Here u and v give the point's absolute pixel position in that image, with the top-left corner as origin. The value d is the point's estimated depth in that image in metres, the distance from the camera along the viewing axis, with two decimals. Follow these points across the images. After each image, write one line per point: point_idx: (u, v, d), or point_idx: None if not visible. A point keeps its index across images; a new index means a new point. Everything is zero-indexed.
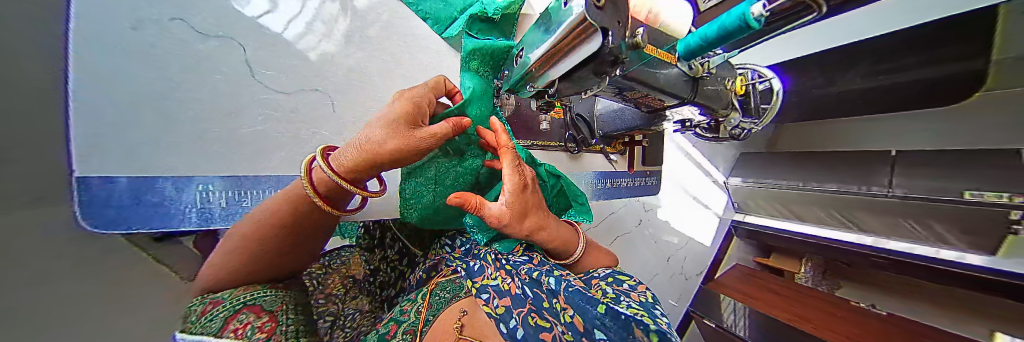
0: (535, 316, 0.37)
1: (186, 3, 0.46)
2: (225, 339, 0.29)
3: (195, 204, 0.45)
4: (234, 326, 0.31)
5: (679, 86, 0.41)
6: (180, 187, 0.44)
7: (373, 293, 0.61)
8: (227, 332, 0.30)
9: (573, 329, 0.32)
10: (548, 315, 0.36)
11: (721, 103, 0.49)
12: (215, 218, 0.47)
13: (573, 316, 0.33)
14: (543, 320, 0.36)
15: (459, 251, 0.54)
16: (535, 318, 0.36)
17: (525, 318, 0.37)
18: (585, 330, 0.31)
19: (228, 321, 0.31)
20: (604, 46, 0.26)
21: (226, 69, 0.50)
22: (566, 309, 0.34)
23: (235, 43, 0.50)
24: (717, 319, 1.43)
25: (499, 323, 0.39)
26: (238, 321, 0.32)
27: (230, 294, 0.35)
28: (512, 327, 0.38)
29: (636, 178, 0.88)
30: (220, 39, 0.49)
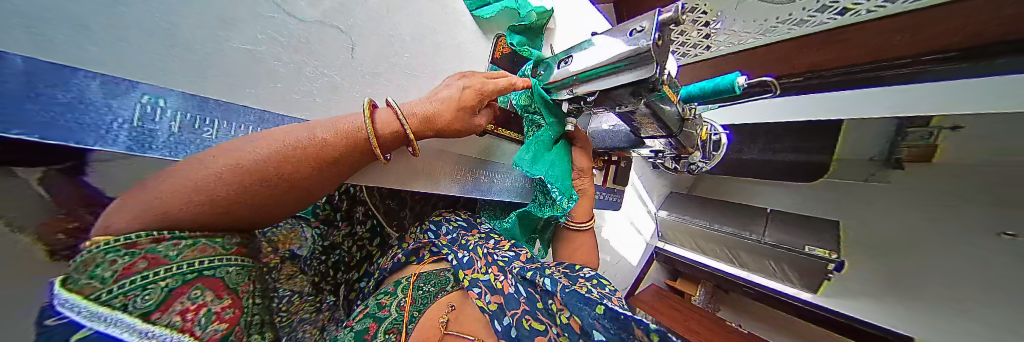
0: (530, 318, 0.36)
1: None
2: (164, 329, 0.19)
3: (127, 118, 0.28)
4: (180, 310, 0.21)
5: (675, 122, 0.49)
6: (109, 89, 0.27)
7: (323, 274, 0.53)
8: (169, 317, 0.20)
9: (571, 331, 0.32)
10: (543, 317, 0.36)
11: (691, 143, 0.60)
12: (156, 146, 0.29)
13: (570, 318, 0.33)
14: (537, 322, 0.36)
15: (447, 239, 0.51)
16: (530, 321, 0.36)
17: (520, 320, 0.36)
18: (582, 330, 0.31)
19: (170, 299, 0.20)
20: (654, 77, 0.32)
21: None
22: (562, 310, 0.34)
23: None
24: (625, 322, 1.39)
25: (493, 321, 0.39)
26: (185, 301, 0.21)
27: (190, 248, 0.23)
28: (506, 325, 0.37)
29: (605, 193, 0.98)
30: None
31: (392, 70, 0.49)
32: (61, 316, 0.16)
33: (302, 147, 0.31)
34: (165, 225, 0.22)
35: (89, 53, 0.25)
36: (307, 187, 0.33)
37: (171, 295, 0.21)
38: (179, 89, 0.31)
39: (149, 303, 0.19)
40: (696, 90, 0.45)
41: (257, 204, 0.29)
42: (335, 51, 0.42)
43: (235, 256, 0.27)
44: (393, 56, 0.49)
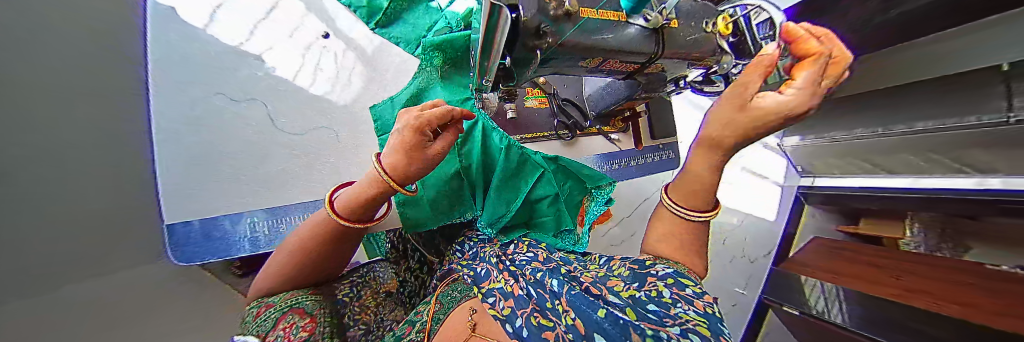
0: (540, 316, 0.40)
1: (228, 85, 0.81)
2: (274, 336, 0.36)
3: (246, 234, 0.77)
4: (281, 326, 0.37)
5: (641, 43, 0.37)
6: (235, 221, 0.77)
7: (406, 302, 0.70)
8: (277, 331, 0.36)
9: (574, 330, 0.35)
10: (552, 316, 0.40)
11: (705, 50, 0.45)
12: (260, 243, 0.78)
13: (575, 319, 0.37)
14: (546, 319, 0.39)
15: (468, 257, 0.63)
16: (539, 318, 0.40)
17: (529, 317, 0.41)
18: (585, 332, 0.34)
19: (276, 325, 0.38)
20: (518, 22, 0.26)
21: (254, 123, 0.83)
22: (567, 312, 0.39)
23: (258, 102, 0.84)
24: (806, 307, 1.49)
25: (506, 324, 0.43)
26: (286, 322, 0.38)
27: (280, 299, 0.43)
28: (518, 326, 0.41)
29: (647, 154, 0.87)
30: (248, 101, 0.83)
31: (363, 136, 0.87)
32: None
33: (310, 226, 0.47)
34: (271, 287, 0.46)
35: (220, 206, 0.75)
36: (331, 243, 0.49)
37: (274, 325, 0.38)
38: (257, 207, 0.80)
39: (265, 327, 0.37)
40: None
41: (300, 267, 0.47)
42: (333, 149, 0.91)
43: (304, 297, 0.45)
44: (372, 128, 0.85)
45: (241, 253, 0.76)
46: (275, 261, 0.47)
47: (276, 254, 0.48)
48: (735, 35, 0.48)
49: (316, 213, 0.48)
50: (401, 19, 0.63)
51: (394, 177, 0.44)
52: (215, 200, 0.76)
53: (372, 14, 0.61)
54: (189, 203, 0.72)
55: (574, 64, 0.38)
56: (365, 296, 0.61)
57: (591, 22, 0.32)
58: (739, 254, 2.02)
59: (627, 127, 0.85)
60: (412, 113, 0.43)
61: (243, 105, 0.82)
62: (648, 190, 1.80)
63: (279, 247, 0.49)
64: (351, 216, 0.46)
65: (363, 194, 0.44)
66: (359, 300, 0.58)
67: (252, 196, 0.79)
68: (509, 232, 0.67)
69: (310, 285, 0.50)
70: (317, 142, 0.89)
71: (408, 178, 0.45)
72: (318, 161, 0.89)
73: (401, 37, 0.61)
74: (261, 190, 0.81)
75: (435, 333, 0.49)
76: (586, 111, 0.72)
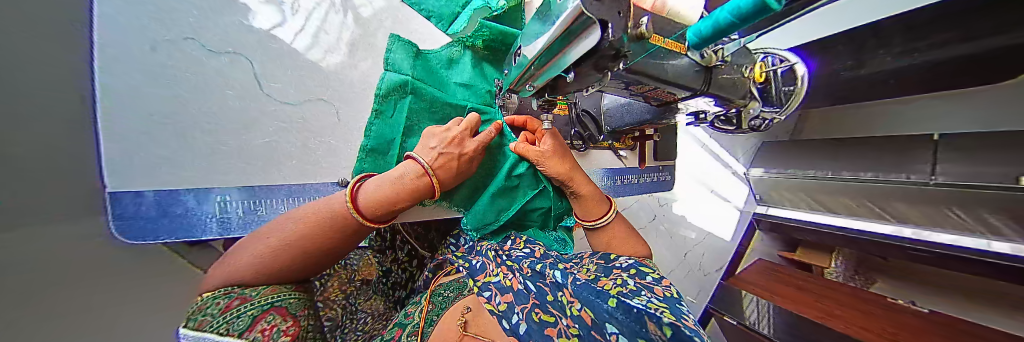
0: (540, 311, 0.42)
1: (200, 30, 0.61)
2: (253, 339, 0.33)
3: (215, 213, 0.62)
4: (260, 328, 0.35)
5: (691, 78, 0.36)
6: (201, 199, 0.61)
7: (386, 293, 0.67)
8: (254, 333, 0.34)
9: (583, 323, 0.36)
10: (553, 309, 0.42)
11: (738, 94, 0.45)
12: (233, 227, 0.63)
13: (581, 310, 0.37)
14: (547, 314, 0.42)
15: (465, 250, 0.62)
16: (539, 313, 0.42)
17: (530, 313, 0.43)
18: (593, 323, 0.34)
19: (253, 324, 0.35)
20: (603, 43, 0.23)
21: (236, 84, 0.65)
22: (573, 303, 0.38)
23: (242, 57, 0.65)
24: (740, 317, 1.71)
25: (503, 319, 0.46)
26: (265, 323, 0.36)
27: (257, 293, 0.39)
28: (515, 322, 0.44)
29: (647, 174, 0.89)
30: (229, 55, 0.64)
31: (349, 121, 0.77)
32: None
33: (305, 217, 0.42)
34: (243, 280, 0.39)
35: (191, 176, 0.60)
36: (334, 250, 0.46)
37: (251, 322, 0.35)
38: (235, 184, 0.64)
39: (239, 327, 0.34)
40: (710, 27, 0.24)
41: (290, 265, 0.42)
42: (325, 122, 0.75)
43: (286, 294, 0.41)
44: (364, 109, 0.79)
45: (204, 237, 0.60)
46: (251, 255, 0.40)
47: (252, 245, 0.41)
48: (763, 83, 0.48)
49: (313, 204, 0.44)
50: None
51: (434, 170, 0.45)
52: (192, 172, 0.61)
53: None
54: (136, 172, 0.54)
55: (622, 86, 0.37)
56: (330, 289, 0.56)
57: (657, 51, 0.29)
58: (698, 268, 2.11)
59: (634, 146, 0.86)
60: (457, 125, 0.48)
61: (222, 58, 0.63)
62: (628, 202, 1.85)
63: (260, 233, 0.43)
64: (369, 214, 0.44)
65: (391, 186, 0.43)
66: (323, 296, 0.53)
67: (241, 174, 0.65)
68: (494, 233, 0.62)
69: (295, 281, 0.45)
70: (309, 112, 0.73)
71: (443, 176, 0.47)
72: (312, 139, 0.73)
73: (435, 11, 0.53)
74: (248, 160, 0.66)
75: (428, 334, 0.47)
76: (601, 125, 0.70)
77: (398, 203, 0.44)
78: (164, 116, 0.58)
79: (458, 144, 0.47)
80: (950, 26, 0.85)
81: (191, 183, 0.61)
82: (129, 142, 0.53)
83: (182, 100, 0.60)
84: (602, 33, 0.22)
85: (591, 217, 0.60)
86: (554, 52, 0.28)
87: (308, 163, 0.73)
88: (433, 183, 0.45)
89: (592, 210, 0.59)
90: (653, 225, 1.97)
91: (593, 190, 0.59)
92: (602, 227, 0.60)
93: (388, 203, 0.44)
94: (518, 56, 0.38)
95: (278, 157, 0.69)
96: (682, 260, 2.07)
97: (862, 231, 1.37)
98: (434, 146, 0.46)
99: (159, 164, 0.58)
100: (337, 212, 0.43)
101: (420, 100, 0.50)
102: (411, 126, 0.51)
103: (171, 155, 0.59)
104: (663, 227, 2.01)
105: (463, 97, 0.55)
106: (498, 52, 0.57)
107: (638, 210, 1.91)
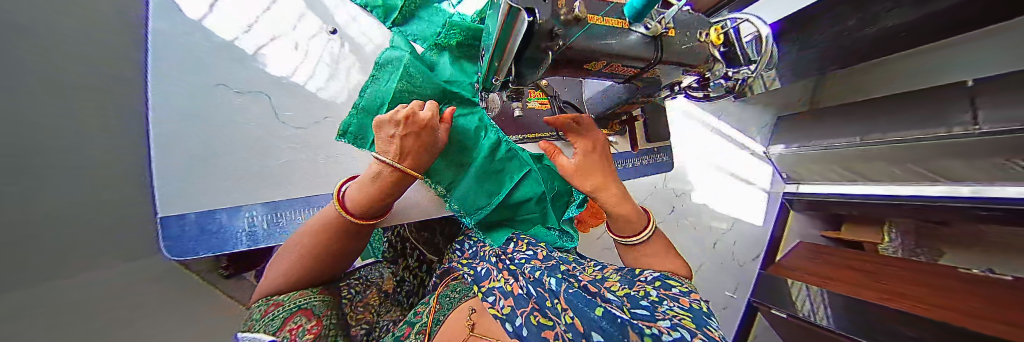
0: (539, 315, 0.39)
1: (228, 77, 0.72)
2: (283, 336, 0.36)
3: (244, 228, 0.69)
4: (290, 328, 0.38)
5: (641, 49, 0.39)
6: (232, 216, 0.68)
7: (403, 303, 0.69)
8: (284, 332, 0.37)
9: (573, 329, 0.33)
10: (550, 314, 0.38)
11: (697, 58, 0.47)
12: (260, 237, 0.70)
13: (574, 318, 0.35)
14: (546, 318, 0.38)
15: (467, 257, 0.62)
16: (538, 317, 0.39)
17: (529, 316, 0.40)
18: (584, 330, 0.32)
19: (283, 326, 0.38)
20: (533, 25, 0.28)
21: (257, 118, 0.75)
22: (566, 310, 0.38)
23: (263, 94, 0.76)
24: (788, 309, 1.54)
25: (506, 323, 0.42)
26: (293, 323, 0.39)
27: (288, 298, 0.43)
28: (518, 325, 0.40)
29: (643, 156, 0.90)
30: (253, 94, 0.75)
31: (341, 144, 0.82)
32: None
33: (317, 223, 0.46)
34: (268, 288, 0.45)
35: (222, 197, 0.68)
36: (338, 252, 0.49)
37: (279, 326, 0.38)
38: (261, 200, 0.72)
39: (267, 327, 0.37)
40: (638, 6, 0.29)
41: (307, 271, 0.46)
42: (332, 144, 0.82)
43: (310, 297, 0.45)
44: None
45: (236, 248, 0.67)
46: (280, 266, 0.46)
47: (285, 256, 0.47)
48: (726, 46, 0.50)
49: (319, 212, 0.49)
50: (418, 17, 0.61)
51: (402, 156, 0.42)
52: (218, 194, 0.68)
53: (391, 15, 0.60)
54: (187, 199, 0.66)
55: (576, 68, 0.39)
56: (369, 297, 0.62)
57: (597, 28, 0.34)
58: (729, 258, 1.98)
59: (624, 131, 0.88)
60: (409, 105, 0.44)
61: (246, 98, 0.74)
62: (640, 195, 1.85)
63: (288, 242, 0.49)
64: (356, 212, 0.44)
65: (365, 184, 0.43)
66: (362, 302, 0.60)
67: (260, 196, 0.72)
68: (490, 232, 0.66)
69: (317, 284, 0.50)
70: (320, 134, 0.82)
71: (415, 158, 0.44)
72: (320, 155, 0.81)
73: (420, 33, 0.59)
74: (260, 187, 0.72)
75: (435, 333, 0.49)
76: (586, 113, 0.72)
77: (382, 195, 0.44)
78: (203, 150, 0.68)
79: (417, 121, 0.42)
80: None
81: (223, 203, 0.68)
82: (171, 174, 0.64)
83: (215, 137, 0.70)
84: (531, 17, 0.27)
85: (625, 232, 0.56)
86: (503, 52, 0.31)
87: (321, 179, 0.79)
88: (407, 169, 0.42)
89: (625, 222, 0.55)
90: (671, 218, 1.92)
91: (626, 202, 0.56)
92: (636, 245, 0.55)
93: (370, 199, 0.43)
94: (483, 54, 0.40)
95: (288, 179, 0.76)
96: (711, 252, 1.96)
97: (900, 197, 1.24)
98: (394, 134, 0.41)
99: (196, 190, 0.67)
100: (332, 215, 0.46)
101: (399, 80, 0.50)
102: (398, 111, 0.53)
103: (203, 179, 0.67)
104: (683, 219, 1.95)
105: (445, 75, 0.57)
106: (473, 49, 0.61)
107: (653, 204, 1.90)
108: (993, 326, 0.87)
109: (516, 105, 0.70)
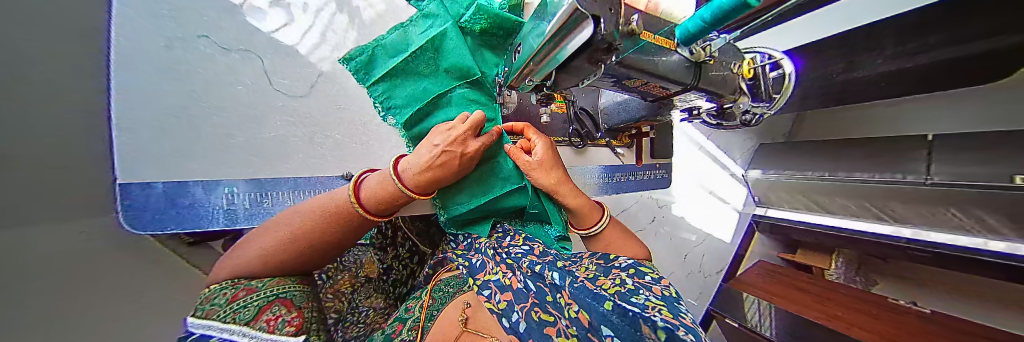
0: (540, 311, 0.40)
1: (214, 27, 0.62)
2: (260, 328, 0.33)
3: (221, 205, 0.60)
4: (265, 317, 0.35)
5: (681, 72, 0.38)
6: (209, 190, 0.59)
7: (387, 289, 0.66)
8: (260, 322, 0.34)
9: (579, 325, 0.34)
10: (552, 309, 0.40)
11: (727, 89, 0.47)
12: (239, 218, 0.62)
13: (579, 311, 0.36)
14: (546, 314, 0.40)
15: (464, 248, 0.60)
16: (539, 313, 0.40)
17: (529, 312, 0.41)
18: (591, 325, 0.33)
19: (259, 313, 0.35)
20: (597, 36, 0.25)
21: (247, 81, 0.66)
22: (571, 305, 0.38)
23: (253, 55, 0.67)
24: (741, 320, 1.66)
25: (503, 318, 0.44)
26: (270, 313, 0.36)
27: (263, 284, 0.40)
28: (514, 320, 0.42)
29: (645, 171, 0.91)
30: (241, 53, 0.65)
31: (342, 120, 0.78)
32: (201, 333, 0.31)
33: (313, 213, 0.43)
34: (240, 271, 0.40)
35: (194, 167, 0.59)
36: (333, 244, 0.46)
37: (255, 313, 0.35)
38: (241, 178, 0.63)
39: (242, 316, 0.34)
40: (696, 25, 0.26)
41: (295, 257, 0.43)
42: (337, 122, 0.77)
43: (288, 285, 0.42)
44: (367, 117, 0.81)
45: (211, 227, 0.59)
46: (258, 250, 0.41)
47: (264, 237, 0.42)
48: (752, 79, 0.49)
49: (319, 197, 0.46)
50: None
51: (433, 166, 0.46)
52: (195, 164, 0.59)
53: None
54: (148, 163, 0.54)
55: (611, 80, 0.38)
56: (341, 282, 0.61)
57: (646, 46, 0.30)
58: (698, 270, 2.11)
59: (631, 144, 0.88)
60: (460, 124, 0.48)
61: (235, 57, 0.64)
62: (628, 203, 1.88)
63: (271, 221, 0.44)
64: (372, 209, 0.45)
65: (388, 186, 0.45)
66: (332, 288, 0.59)
67: (249, 168, 0.65)
68: (466, 226, 0.65)
69: (300, 273, 0.46)
70: (317, 108, 0.75)
71: (439, 172, 0.47)
72: (318, 133, 0.74)
73: (436, 12, 0.51)
74: (254, 162, 0.65)
75: (428, 329, 0.46)
76: (598, 122, 0.73)
77: (401, 195, 0.46)
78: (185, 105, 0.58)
79: (460, 143, 0.47)
80: (945, 26, 0.87)
81: (202, 174, 0.59)
82: (136, 128, 0.53)
83: (198, 93, 0.60)
84: (594, 27, 0.24)
85: (586, 224, 0.61)
86: (544, 57, 0.31)
87: (309, 158, 0.72)
88: (431, 181, 0.47)
89: (587, 217, 0.60)
90: (652, 226, 1.98)
91: (585, 201, 0.61)
92: (596, 235, 0.61)
93: (388, 199, 0.46)
94: (517, 51, 0.39)
95: (284, 152, 0.69)
96: (683, 262, 2.07)
97: (863, 232, 1.36)
98: (436, 145, 0.46)
99: (172, 156, 0.57)
100: (344, 207, 0.44)
101: (428, 79, 0.52)
102: (424, 91, 0.51)
103: (177, 146, 0.57)
104: (662, 228, 2.02)
105: (468, 57, 0.52)
106: (495, 39, 0.57)
107: (639, 211, 1.94)
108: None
109: (545, 112, 0.65)
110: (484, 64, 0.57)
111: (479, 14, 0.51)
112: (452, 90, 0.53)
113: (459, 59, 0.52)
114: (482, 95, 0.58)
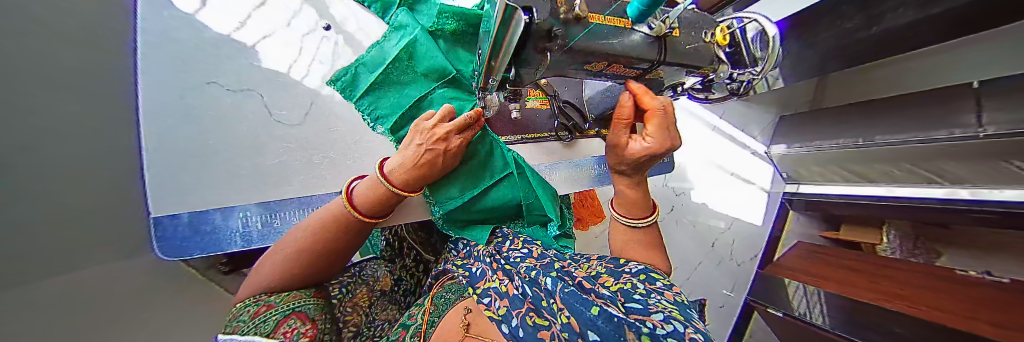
0: (535, 315, 0.37)
1: (211, 72, 0.70)
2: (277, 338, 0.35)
3: (238, 228, 0.67)
4: (284, 329, 0.37)
5: (644, 50, 0.38)
6: (227, 216, 0.67)
7: (398, 301, 0.69)
8: (279, 333, 0.36)
9: (569, 328, 0.31)
10: (547, 314, 0.36)
11: (703, 59, 0.47)
12: (254, 238, 0.68)
13: (569, 317, 0.33)
14: (541, 318, 0.36)
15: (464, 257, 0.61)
16: (534, 317, 0.37)
17: (525, 317, 0.38)
18: (579, 330, 0.30)
19: (277, 326, 0.37)
20: (531, 25, 0.29)
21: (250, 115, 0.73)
22: (563, 310, 0.35)
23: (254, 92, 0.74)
24: (786, 308, 1.55)
25: (501, 323, 0.40)
26: (287, 325, 0.38)
27: (280, 300, 0.42)
28: (513, 326, 0.38)
29: None
30: (244, 92, 0.73)
31: (334, 145, 0.82)
32: None
33: (313, 223, 0.47)
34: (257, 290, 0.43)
35: (213, 194, 0.67)
36: (335, 251, 0.49)
37: (275, 324, 0.37)
38: (253, 200, 0.70)
39: (264, 328, 0.36)
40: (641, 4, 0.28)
41: (311, 267, 0.47)
42: (335, 148, 0.81)
43: (304, 299, 0.45)
44: (364, 141, 0.85)
45: (230, 249, 0.66)
46: (273, 267, 0.45)
47: (277, 254, 0.46)
48: (731, 46, 0.49)
49: (319, 212, 0.49)
50: (413, 8, 0.59)
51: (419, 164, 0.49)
52: (211, 193, 0.67)
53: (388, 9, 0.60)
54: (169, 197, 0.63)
55: (577, 68, 0.40)
56: (359, 295, 0.60)
57: (601, 27, 0.34)
58: (727, 257, 2.04)
59: (624, 131, 0.88)
60: (437, 119, 0.50)
61: (238, 96, 0.72)
62: None
63: (283, 238, 0.48)
64: (366, 211, 0.49)
65: (375, 187, 0.48)
66: (352, 301, 0.58)
67: (257, 191, 0.71)
68: (464, 230, 0.66)
69: (311, 285, 0.49)
70: (309, 132, 0.79)
71: (427, 168, 0.50)
72: (315, 154, 0.79)
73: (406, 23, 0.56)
74: (262, 184, 0.72)
75: (431, 335, 0.48)
76: (585, 114, 0.74)
77: (394, 194, 0.49)
78: (190, 148, 0.66)
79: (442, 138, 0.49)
80: None
81: (219, 202, 0.67)
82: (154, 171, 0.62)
83: (208, 139, 0.68)
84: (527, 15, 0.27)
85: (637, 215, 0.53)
86: (498, 54, 0.33)
87: (309, 179, 0.77)
88: (420, 177, 0.50)
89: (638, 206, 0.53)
90: (670, 216, 2.00)
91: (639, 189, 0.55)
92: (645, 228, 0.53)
93: (380, 201, 0.48)
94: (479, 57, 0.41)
95: (287, 175, 0.74)
96: (709, 250, 2.02)
97: (897, 198, 1.23)
98: (419, 143, 0.48)
99: (190, 192, 0.65)
100: (340, 212, 0.47)
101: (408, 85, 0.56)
102: (405, 98, 0.55)
103: (192, 182, 0.65)
104: (682, 218, 2.01)
105: (441, 57, 0.56)
106: (469, 38, 0.61)
107: None
108: (984, 327, 0.89)
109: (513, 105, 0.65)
110: (457, 60, 0.60)
111: (446, 15, 0.56)
112: (432, 91, 0.56)
113: (433, 61, 0.55)
114: (461, 92, 0.61)
